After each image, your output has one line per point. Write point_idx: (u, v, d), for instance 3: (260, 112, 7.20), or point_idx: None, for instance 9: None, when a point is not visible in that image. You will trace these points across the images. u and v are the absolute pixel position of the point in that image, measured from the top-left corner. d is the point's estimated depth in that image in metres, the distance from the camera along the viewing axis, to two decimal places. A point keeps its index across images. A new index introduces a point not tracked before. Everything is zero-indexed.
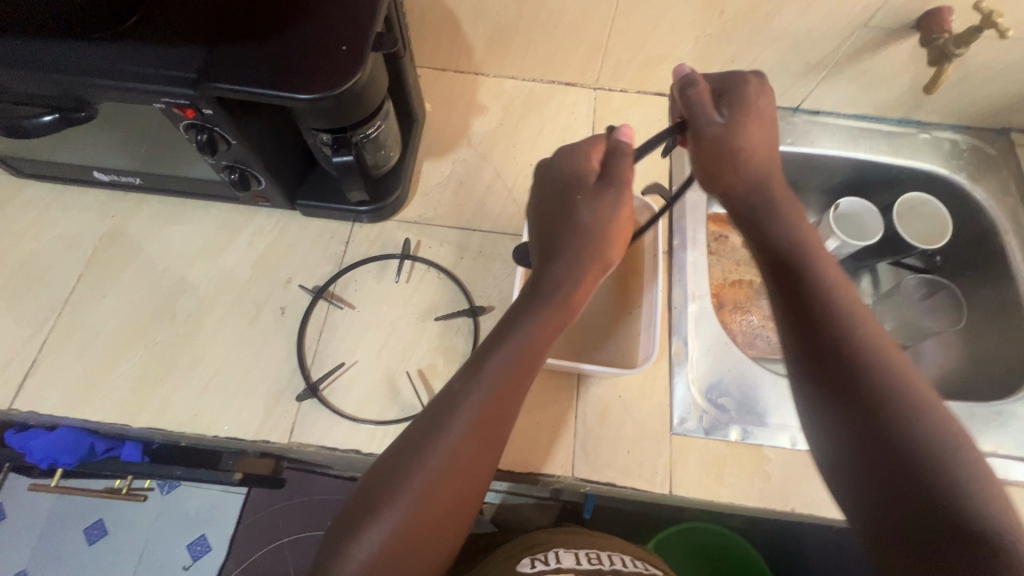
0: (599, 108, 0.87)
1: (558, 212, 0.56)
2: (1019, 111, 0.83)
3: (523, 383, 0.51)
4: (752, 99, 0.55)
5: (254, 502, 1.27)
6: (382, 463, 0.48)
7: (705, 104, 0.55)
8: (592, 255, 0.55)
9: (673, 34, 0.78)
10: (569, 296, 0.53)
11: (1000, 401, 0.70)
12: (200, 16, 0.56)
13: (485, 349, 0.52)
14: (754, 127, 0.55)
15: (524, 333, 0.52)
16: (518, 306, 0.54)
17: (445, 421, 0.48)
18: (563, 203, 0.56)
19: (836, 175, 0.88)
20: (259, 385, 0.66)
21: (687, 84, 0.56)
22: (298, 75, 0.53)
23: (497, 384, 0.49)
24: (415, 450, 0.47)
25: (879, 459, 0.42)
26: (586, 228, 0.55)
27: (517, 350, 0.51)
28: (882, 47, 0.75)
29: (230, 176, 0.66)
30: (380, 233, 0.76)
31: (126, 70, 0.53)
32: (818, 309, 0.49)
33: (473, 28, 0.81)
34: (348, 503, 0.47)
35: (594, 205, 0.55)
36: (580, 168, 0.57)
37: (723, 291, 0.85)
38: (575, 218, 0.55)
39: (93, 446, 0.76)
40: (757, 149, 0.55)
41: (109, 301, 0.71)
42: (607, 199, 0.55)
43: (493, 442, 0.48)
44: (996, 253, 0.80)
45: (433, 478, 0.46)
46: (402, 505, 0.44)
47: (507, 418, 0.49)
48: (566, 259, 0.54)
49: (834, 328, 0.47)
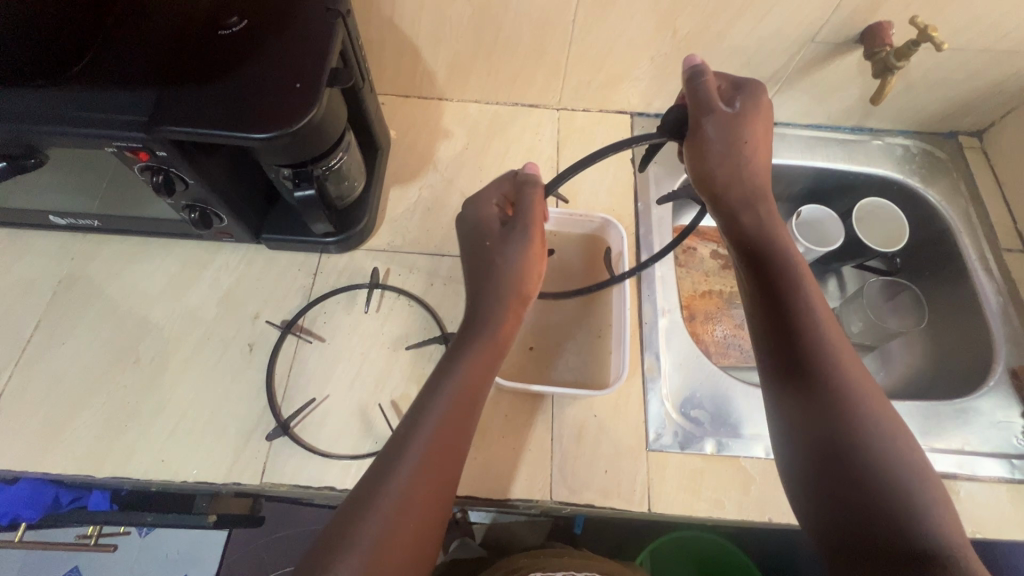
0: (562, 128, 0.88)
1: (476, 260, 0.63)
2: (964, 115, 0.87)
3: (471, 411, 0.52)
4: (762, 100, 0.62)
5: (237, 539, 1.22)
6: (354, 496, 0.46)
7: (713, 96, 0.61)
8: (512, 291, 0.60)
9: (629, 54, 0.80)
10: (496, 329, 0.58)
11: (963, 398, 0.71)
12: (151, 59, 0.56)
13: (434, 381, 0.53)
14: (757, 126, 0.61)
15: (471, 356, 0.55)
16: (463, 335, 0.58)
17: (411, 435, 0.49)
18: (479, 247, 0.63)
19: (796, 184, 0.91)
20: (228, 426, 0.64)
21: (698, 72, 0.61)
22: (254, 114, 0.52)
23: (451, 404, 0.51)
24: (376, 486, 0.46)
25: (840, 477, 0.45)
26: (500, 268, 0.61)
27: (466, 376, 0.53)
28: (830, 59, 0.78)
29: (190, 215, 0.65)
30: (348, 263, 0.75)
31: (73, 116, 0.52)
32: (808, 333, 0.51)
33: (433, 55, 0.82)
34: (315, 540, 0.44)
35: (507, 248, 0.61)
36: (490, 216, 0.64)
37: (693, 303, 0.86)
38: (494, 262, 0.61)
39: (58, 498, 0.75)
40: (758, 154, 0.62)
41: (69, 346, 0.69)
42: (512, 240, 0.61)
43: (446, 471, 0.48)
44: (952, 252, 0.83)
45: (400, 512, 0.44)
46: (376, 524, 0.44)
47: (464, 440, 0.51)
48: (490, 297, 0.60)
49: (814, 346, 0.51)
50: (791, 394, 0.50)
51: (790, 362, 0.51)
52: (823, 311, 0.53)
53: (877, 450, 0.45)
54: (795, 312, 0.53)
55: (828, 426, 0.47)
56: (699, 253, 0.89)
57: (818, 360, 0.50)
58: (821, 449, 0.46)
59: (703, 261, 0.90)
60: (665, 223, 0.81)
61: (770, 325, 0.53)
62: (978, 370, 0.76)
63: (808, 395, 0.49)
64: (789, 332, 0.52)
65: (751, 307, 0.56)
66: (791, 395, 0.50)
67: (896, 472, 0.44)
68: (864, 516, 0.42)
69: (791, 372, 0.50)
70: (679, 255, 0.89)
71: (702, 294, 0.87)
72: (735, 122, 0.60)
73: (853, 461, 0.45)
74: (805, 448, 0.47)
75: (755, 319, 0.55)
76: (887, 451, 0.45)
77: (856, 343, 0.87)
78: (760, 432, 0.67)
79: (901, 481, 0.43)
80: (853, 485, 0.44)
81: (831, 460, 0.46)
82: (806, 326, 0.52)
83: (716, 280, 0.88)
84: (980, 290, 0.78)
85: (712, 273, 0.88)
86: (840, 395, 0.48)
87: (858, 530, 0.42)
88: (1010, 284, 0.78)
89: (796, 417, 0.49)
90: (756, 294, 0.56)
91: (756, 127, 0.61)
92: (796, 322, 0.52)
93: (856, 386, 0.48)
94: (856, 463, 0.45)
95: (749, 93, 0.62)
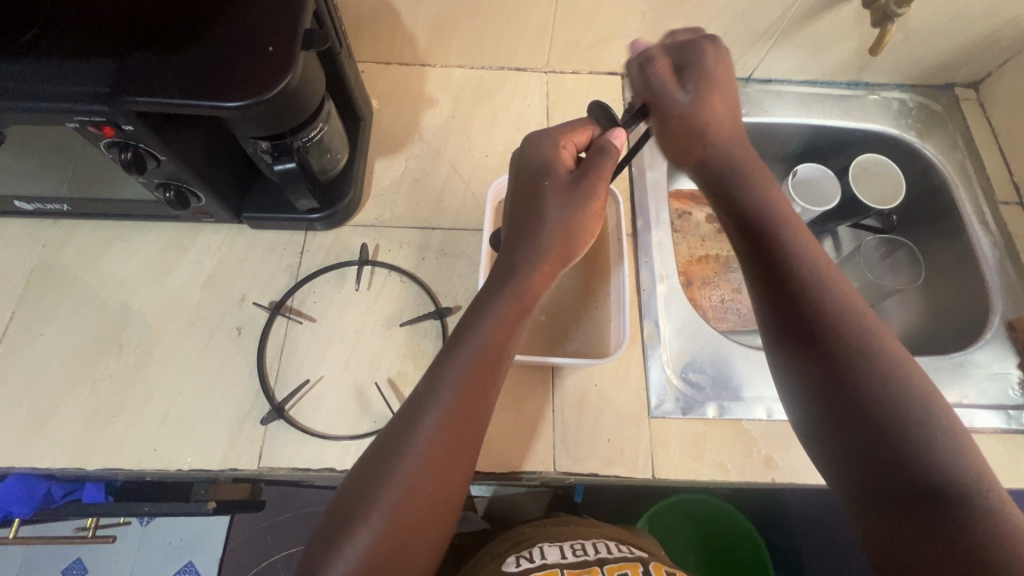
0: (551, 92, 0.85)
1: (527, 204, 0.55)
2: (961, 66, 0.85)
3: (493, 378, 0.49)
4: (711, 67, 0.58)
5: (240, 523, 1.21)
6: (358, 471, 0.45)
7: (667, 81, 0.59)
8: (559, 248, 0.54)
9: (619, 11, 0.76)
10: (525, 285, 0.53)
11: (961, 351, 0.71)
12: (108, 24, 0.51)
13: (447, 351, 0.50)
14: (717, 100, 0.58)
15: (485, 328, 0.50)
16: (479, 302, 0.53)
17: (412, 427, 0.45)
18: (532, 192, 0.56)
19: (791, 143, 0.89)
20: (221, 412, 0.63)
21: (646, 61, 0.60)
22: (223, 81, 0.49)
23: (464, 381, 0.47)
24: (386, 457, 0.44)
25: (862, 429, 0.44)
26: (554, 225, 0.54)
27: (481, 347, 0.49)
28: (827, 10, 0.75)
29: (165, 194, 0.62)
30: (336, 240, 0.73)
31: (29, 89, 0.48)
32: (798, 274, 0.50)
33: (413, 18, 0.77)
34: (324, 519, 0.44)
35: (564, 200, 0.54)
36: (556, 159, 0.56)
37: (690, 268, 0.85)
38: (543, 212, 0.54)
39: (51, 492, 0.74)
40: (721, 127, 0.58)
41: (48, 338, 0.66)
42: (577, 194, 0.54)
43: (465, 440, 0.46)
44: (949, 207, 0.82)
45: (410, 486, 0.43)
46: (383, 506, 0.42)
47: (482, 414, 0.48)
48: (533, 246, 0.54)
49: (812, 300, 0.48)
50: (797, 356, 0.48)
51: (786, 314, 0.49)
52: (807, 245, 0.51)
53: (892, 396, 0.44)
54: (788, 266, 0.50)
55: (834, 374, 0.46)
56: (695, 218, 0.88)
57: (811, 306, 0.48)
58: (832, 399, 0.45)
59: (699, 226, 0.88)
60: (660, 187, 0.79)
61: (755, 266, 0.52)
62: (975, 323, 0.76)
63: (808, 342, 0.47)
64: (779, 277, 0.50)
65: (750, 277, 0.53)
66: (794, 353, 0.48)
67: (915, 405, 0.43)
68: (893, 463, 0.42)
69: (796, 333, 0.48)
70: (674, 220, 0.88)
71: (699, 259, 0.86)
72: (688, 110, 0.58)
73: (867, 409, 0.44)
74: (814, 401, 0.47)
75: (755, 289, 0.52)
76: (902, 398, 0.44)
77: (852, 303, 0.86)
78: (761, 394, 0.67)
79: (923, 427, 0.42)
80: (874, 443, 0.43)
81: (843, 414, 0.45)
82: (792, 269, 0.50)
83: (712, 245, 0.87)
84: (977, 244, 0.78)
85: (708, 237, 0.87)
86: (849, 347, 0.46)
87: (890, 479, 0.42)
88: (1006, 238, 0.78)
89: (802, 369, 0.47)
90: (744, 244, 0.53)
91: (716, 104, 0.58)
92: (794, 272, 0.50)
93: (857, 328, 0.47)
94: (871, 406, 0.44)
95: (697, 68, 0.58)
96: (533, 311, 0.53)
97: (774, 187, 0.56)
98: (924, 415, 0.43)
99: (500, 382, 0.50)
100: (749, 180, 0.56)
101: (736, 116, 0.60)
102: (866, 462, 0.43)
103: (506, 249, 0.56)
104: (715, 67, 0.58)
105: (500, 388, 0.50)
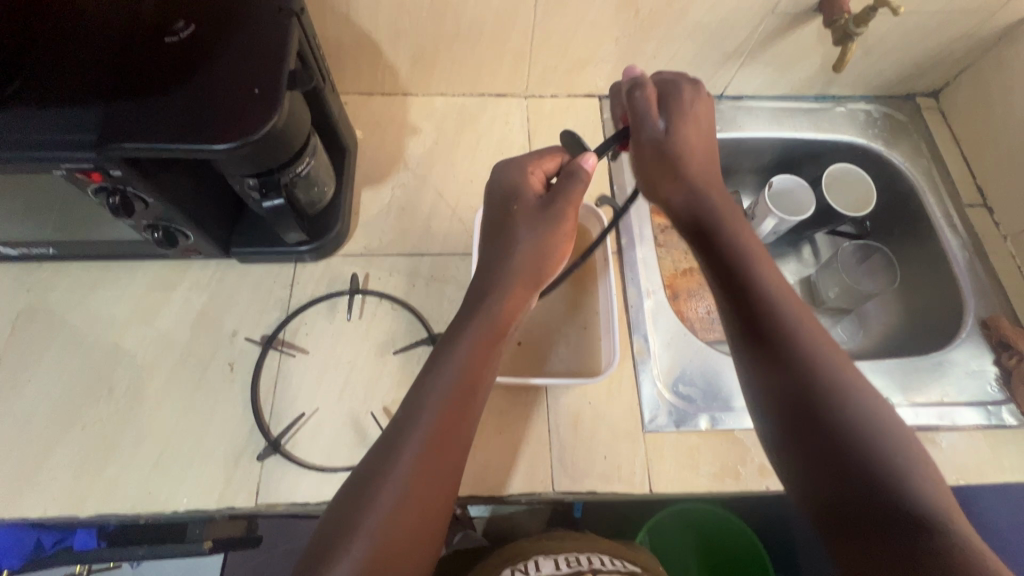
0: (532, 116, 0.87)
1: (499, 229, 0.57)
2: (920, 77, 0.89)
3: (471, 402, 0.50)
4: (687, 102, 0.60)
5: (234, 560, 1.19)
6: (343, 493, 0.45)
7: (651, 108, 0.60)
8: (531, 272, 0.56)
9: (594, 37, 0.79)
10: (498, 311, 0.54)
11: (939, 351, 0.74)
12: (95, 71, 0.52)
13: (425, 375, 0.51)
14: (694, 130, 0.60)
15: (461, 354, 0.51)
16: (454, 327, 0.54)
17: (395, 450, 0.46)
18: (501, 216, 0.58)
19: (765, 156, 0.92)
20: (216, 450, 0.62)
21: (634, 87, 0.61)
22: (210, 125, 0.50)
23: (442, 406, 0.48)
24: (372, 480, 0.45)
25: (826, 453, 0.43)
26: (525, 248, 0.56)
27: (458, 370, 0.50)
28: (791, 30, 0.79)
29: (153, 234, 0.62)
30: (326, 270, 0.73)
31: (16, 138, 0.48)
32: (764, 296, 0.51)
33: (394, 50, 0.79)
34: (310, 542, 0.43)
35: (532, 224, 0.56)
36: (523, 185, 0.58)
37: (675, 281, 0.87)
38: (513, 235, 0.56)
39: (40, 542, 0.72)
40: (694, 155, 0.59)
41: (35, 383, 0.65)
42: (544, 216, 0.56)
43: (447, 465, 0.46)
44: (917, 211, 0.86)
45: (391, 508, 0.43)
46: (364, 535, 0.42)
47: (461, 437, 0.48)
48: (504, 268, 0.56)
49: (775, 317, 0.50)
50: (760, 367, 0.49)
51: (756, 336, 0.50)
52: (774, 273, 0.53)
53: (851, 418, 0.44)
54: (754, 287, 0.52)
55: (796, 396, 0.46)
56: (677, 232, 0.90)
57: (775, 322, 0.50)
58: (790, 417, 0.46)
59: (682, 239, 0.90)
60: (642, 204, 0.81)
61: (724, 288, 0.53)
62: (950, 322, 0.79)
63: (776, 360, 0.48)
64: (747, 297, 0.52)
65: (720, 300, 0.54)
66: (758, 362, 0.49)
67: (874, 431, 0.44)
68: (856, 488, 0.41)
69: (763, 346, 0.49)
70: (657, 235, 0.90)
71: (684, 272, 0.88)
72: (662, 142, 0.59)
73: (832, 435, 0.44)
74: (779, 424, 0.47)
75: (729, 326, 0.53)
76: (861, 421, 0.44)
77: (833, 308, 0.88)
78: None
79: (880, 451, 0.42)
80: (832, 465, 0.42)
81: (802, 436, 0.45)
82: (759, 292, 0.52)
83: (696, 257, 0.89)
84: (947, 245, 0.81)
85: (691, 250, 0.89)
86: (811, 367, 0.47)
87: (851, 506, 0.40)
88: (973, 238, 0.81)
89: (765, 383, 0.48)
90: (718, 273, 0.54)
91: (690, 135, 0.59)
92: (760, 293, 0.51)
93: (821, 351, 0.48)
94: (834, 434, 0.44)
95: (675, 101, 0.60)
96: (503, 336, 0.54)
97: (743, 221, 0.58)
98: (888, 443, 0.43)
99: (476, 404, 0.50)
100: (721, 216, 0.57)
101: (710, 148, 0.61)
102: (829, 484, 0.42)
103: (478, 274, 0.57)
104: (691, 103, 0.60)
105: (478, 410, 0.50)
